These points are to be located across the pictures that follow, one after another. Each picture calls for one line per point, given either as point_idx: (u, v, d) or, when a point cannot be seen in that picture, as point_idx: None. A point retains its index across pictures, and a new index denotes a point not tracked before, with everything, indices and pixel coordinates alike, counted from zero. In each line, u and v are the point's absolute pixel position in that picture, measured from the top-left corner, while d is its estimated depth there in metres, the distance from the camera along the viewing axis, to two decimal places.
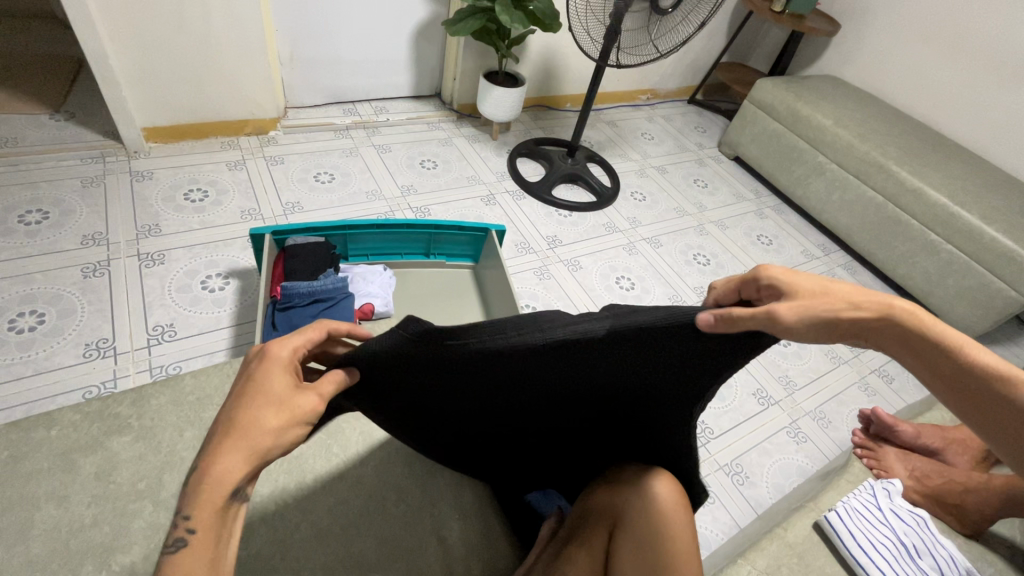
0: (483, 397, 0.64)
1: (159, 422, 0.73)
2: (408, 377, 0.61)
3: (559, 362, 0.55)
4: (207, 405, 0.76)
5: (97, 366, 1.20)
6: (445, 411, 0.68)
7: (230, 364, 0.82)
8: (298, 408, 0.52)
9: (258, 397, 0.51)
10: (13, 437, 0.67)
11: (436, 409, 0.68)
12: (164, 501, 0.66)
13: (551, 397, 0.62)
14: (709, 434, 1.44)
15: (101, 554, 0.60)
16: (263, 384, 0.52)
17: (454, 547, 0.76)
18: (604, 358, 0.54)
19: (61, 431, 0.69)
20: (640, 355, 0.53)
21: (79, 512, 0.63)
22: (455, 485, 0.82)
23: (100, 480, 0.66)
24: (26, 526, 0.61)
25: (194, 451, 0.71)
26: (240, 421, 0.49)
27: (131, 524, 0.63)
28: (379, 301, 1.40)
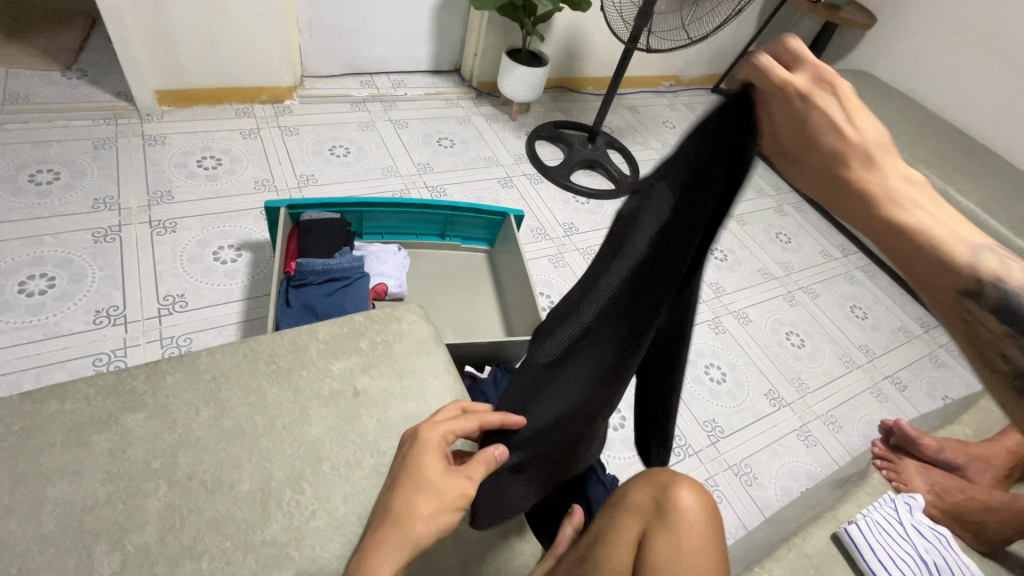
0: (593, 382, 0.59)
1: (174, 399, 0.71)
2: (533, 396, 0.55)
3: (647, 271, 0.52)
4: (222, 383, 0.74)
5: (107, 333, 1.19)
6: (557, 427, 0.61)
7: (246, 342, 0.80)
8: (446, 491, 0.60)
9: (415, 482, 0.61)
10: (26, 407, 0.66)
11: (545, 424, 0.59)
12: (178, 481, 0.65)
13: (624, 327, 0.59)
14: (719, 433, 1.43)
15: (115, 534, 0.59)
16: (419, 469, 0.62)
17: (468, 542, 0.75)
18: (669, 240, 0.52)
19: (74, 405, 0.67)
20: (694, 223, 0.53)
21: (93, 490, 0.62)
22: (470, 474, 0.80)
23: (113, 457, 0.64)
24: (39, 502, 0.60)
25: (210, 432, 0.69)
26: (398, 505, 0.60)
27: (145, 504, 0.62)
28: (392, 282, 1.38)
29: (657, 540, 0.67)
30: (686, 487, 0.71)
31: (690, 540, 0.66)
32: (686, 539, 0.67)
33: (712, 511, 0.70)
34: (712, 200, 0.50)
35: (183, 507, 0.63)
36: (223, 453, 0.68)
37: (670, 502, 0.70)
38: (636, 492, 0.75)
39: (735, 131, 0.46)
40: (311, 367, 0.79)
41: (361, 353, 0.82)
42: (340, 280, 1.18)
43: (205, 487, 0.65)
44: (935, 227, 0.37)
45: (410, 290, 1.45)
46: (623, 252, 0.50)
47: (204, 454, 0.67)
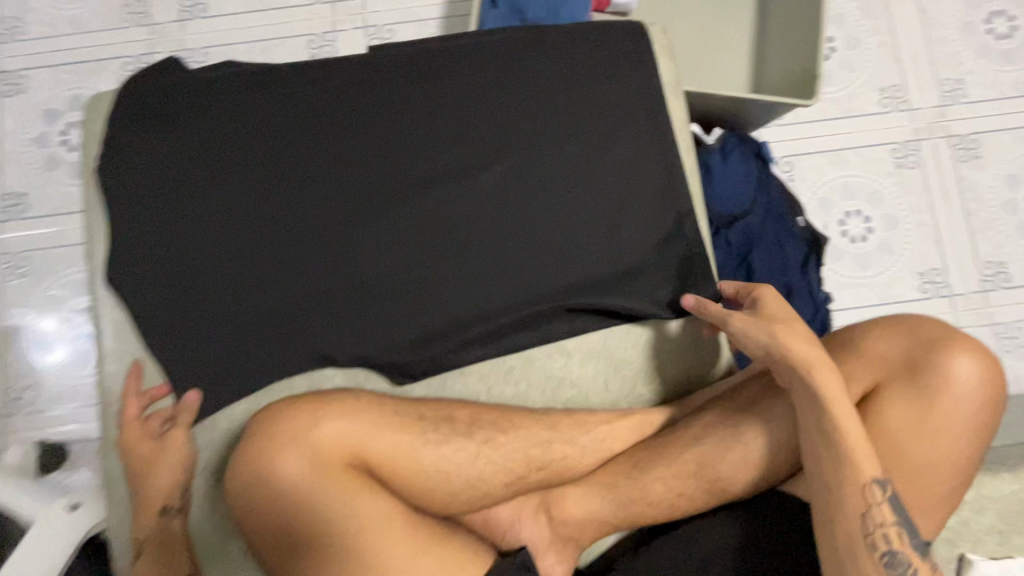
0: (198, 236, 0.63)
1: (383, 112, 0.66)
2: (129, 245, 0.63)
3: (166, 146, 0.64)
4: (427, 106, 0.66)
5: (318, 13, 1.12)
6: (180, 283, 0.63)
7: (454, 57, 0.67)
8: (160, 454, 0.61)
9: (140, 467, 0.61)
10: (255, 92, 0.65)
11: (167, 280, 0.63)
12: (387, 198, 0.64)
13: (217, 206, 0.63)
14: (1000, 281, 1.07)
15: (337, 231, 0.63)
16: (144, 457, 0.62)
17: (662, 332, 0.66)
18: (191, 135, 0.64)
19: (296, 98, 0.66)
20: (221, 122, 0.65)
21: (316, 187, 0.64)
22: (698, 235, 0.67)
23: (331, 160, 0.64)
24: (275, 185, 0.64)
25: (414, 158, 0.65)
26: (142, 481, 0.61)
27: (359, 211, 0.64)
28: None
29: (918, 410, 0.57)
30: (968, 351, 0.57)
31: (943, 424, 0.56)
32: (942, 422, 0.56)
33: (994, 393, 0.57)
34: (178, 82, 0.66)
35: (390, 226, 0.64)
36: (422, 181, 0.65)
37: (941, 369, 0.57)
38: (879, 342, 0.61)
39: (167, 61, 0.67)
40: (521, 106, 0.66)
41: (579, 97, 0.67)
42: None
43: (412, 212, 0.64)
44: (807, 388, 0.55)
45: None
46: (128, 162, 0.64)
47: (408, 176, 0.65)
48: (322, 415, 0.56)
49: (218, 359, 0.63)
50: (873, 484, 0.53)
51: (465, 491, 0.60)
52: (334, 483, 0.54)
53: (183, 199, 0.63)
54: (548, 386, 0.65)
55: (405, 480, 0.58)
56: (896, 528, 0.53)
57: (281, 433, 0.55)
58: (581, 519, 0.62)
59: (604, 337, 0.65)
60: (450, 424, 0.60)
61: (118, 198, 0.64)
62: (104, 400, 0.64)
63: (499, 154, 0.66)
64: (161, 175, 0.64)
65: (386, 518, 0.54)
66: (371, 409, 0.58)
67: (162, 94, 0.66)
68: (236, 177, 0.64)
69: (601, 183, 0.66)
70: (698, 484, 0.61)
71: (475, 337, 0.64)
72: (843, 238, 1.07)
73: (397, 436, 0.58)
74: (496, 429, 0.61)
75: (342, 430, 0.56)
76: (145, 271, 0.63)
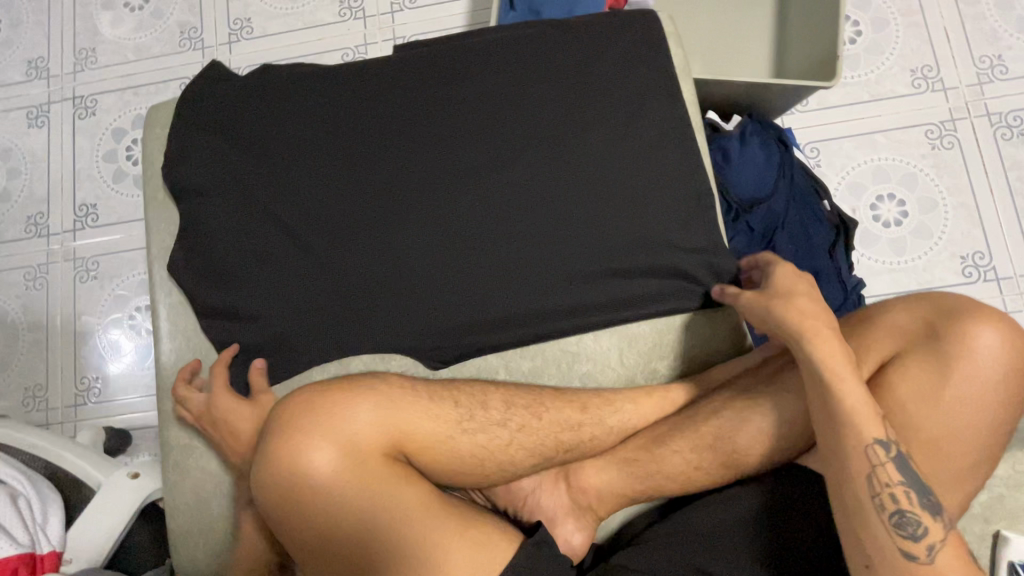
0: (246, 225, 0.69)
1: (411, 107, 0.70)
2: (188, 236, 0.69)
3: (218, 144, 0.70)
4: (451, 99, 0.70)
5: (351, 28, 1.19)
6: (232, 269, 0.68)
7: (475, 53, 0.71)
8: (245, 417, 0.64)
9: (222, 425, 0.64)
10: (294, 93, 0.71)
11: (220, 267, 0.68)
12: (416, 185, 0.68)
13: (265, 197, 0.69)
14: None
15: (372, 216, 0.68)
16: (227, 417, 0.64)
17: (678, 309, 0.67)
18: (241, 134, 0.70)
19: (330, 96, 0.71)
20: (267, 121, 0.70)
21: (352, 177, 0.69)
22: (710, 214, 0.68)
23: (365, 152, 0.69)
24: (315, 176, 0.69)
25: (440, 148, 0.69)
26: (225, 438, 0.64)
27: (392, 198, 0.68)
28: None
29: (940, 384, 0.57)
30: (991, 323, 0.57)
31: (964, 390, 0.56)
32: (959, 391, 0.56)
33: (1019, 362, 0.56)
34: (227, 87, 0.72)
35: (420, 210, 0.68)
36: (449, 168, 0.69)
37: (960, 338, 0.57)
38: (897, 312, 0.61)
39: (217, 68, 0.73)
40: (538, 96, 0.69)
41: (592, 85, 0.69)
42: None
43: (439, 198, 0.68)
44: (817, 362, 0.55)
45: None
46: (184, 160, 0.70)
47: (435, 164, 0.69)
48: (358, 404, 0.57)
49: (264, 339, 0.68)
50: (874, 443, 0.52)
51: (494, 471, 0.61)
52: (378, 476, 0.55)
53: (234, 192, 0.69)
54: (565, 361, 0.67)
55: (441, 461, 0.59)
56: (905, 488, 0.51)
57: (319, 425, 0.56)
58: (599, 491, 0.64)
59: (621, 313, 0.67)
60: (483, 412, 0.61)
61: (176, 194, 0.70)
62: (160, 378, 0.70)
63: (519, 141, 0.69)
64: (211, 168, 0.69)
65: (422, 501, 0.55)
66: (408, 397, 0.59)
67: (213, 98, 0.72)
68: (282, 170, 0.69)
69: (617, 165, 0.68)
70: (713, 456, 0.62)
71: (495, 315, 0.67)
72: (876, 223, 1.05)
73: (434, 425, 0.59)
74: (530, 414, 0.62)
75: (379, 421, 0.57)
76: (200, 256, 0.69)
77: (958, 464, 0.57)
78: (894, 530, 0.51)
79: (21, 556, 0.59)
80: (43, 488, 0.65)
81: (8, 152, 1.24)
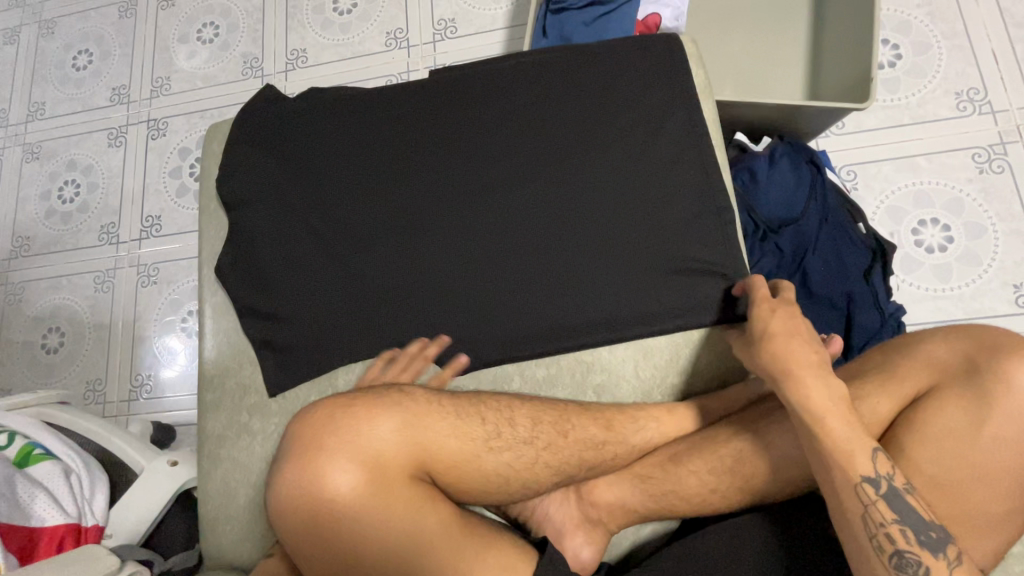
0: (287, 236, 0.74)
1: (443, 127, 0.74)
2: (237, 246, 0.75)
3: (268, 163, 0.76)
4: (481, 123, 0.74)
5: (396, 56, 1.28)
6: (274, 277, 0.73)
7: (503, 77, 0.75)
8: None
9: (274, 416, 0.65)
10: (336, 113, 0.77)
11: (264, 274, 0.73)
12: (446, 201, 0.72)
13: (308, 211, 0.74)
14: None
15: (404, 230, 0.72)
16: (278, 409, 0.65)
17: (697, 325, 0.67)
18: (289, 153, 0.76)
19: (369, 116, 0.76)
20: (312, 141, 0.76)
21: (387, 191, 0.73)
22: (732, 231, 0.68)
23: (399, 170, 0.73)
24: (353, 190, 0.74)
25: (469, 166, 0.72)
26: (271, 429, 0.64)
27: (422, 212, 0.72)
28: (668, 12, 0.99)
29: (976, 421, 0.53)
30: None
31: (1000, 431, 0.52)
32: (1000, 429, 0.52)
33: None
34: (277, 111, 0.78)
35: (450, 225, 0.71)
36: (477, 185, 0.72)
37: (1002, 370, 0.53)
38: (937, 339, 0.58)
39: (270, 95, 0.80)
40: (562, 116, 0.72)
41: (615, 106, 0.72)
42: (606, 6, 0.96)
43: (466, 213, 0.71)
44: (828, 398, 0.53)
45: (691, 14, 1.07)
46: (237, 176, 0.76)
47: (464, 181, 0.72)
48: (379, 420, 0.55)
49: (297, 342, 0.71)
50: (863, 481, 0.50)
51: (518, 492, 0.59)
52: (401, 500, 0.52)
53: (280, 206, 0.75)
54: (580, 371, 0.68)
55: (465, 482, 0.57)
56: (901, 526, 0.49)
57: (339, 442, 0.54)
58: (612, 507, 0.62)
59: (639, 326, 0.67)
60: (511, 430, 0.59)
61: (227, 206, 0.76)
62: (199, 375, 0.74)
63: (543, 159, 0.71)
64: (259, 184, 0.75)
65: (441, 537, 0.52)
66: (432, 414, 0.57)
67: (265, 121, 0.78)
68: (323, 186, 0.74)
69: (638, 183, 0.69)
70: (730, 479, 0.60)
71: (512, 325, 0.69)
72: (918, 249, 1.01)
73: (459, 442, 0.57)
74: (555, 432, 0.61)
75: (402, 438, 0.55)
76: (246, 264, 0.74)
77: (994, 508, 0.52)
78: (894, 571, 0.48)
79: (66, 525, 0.63)
80: (92, 467, 0.70)
81: (89, 168, 1.39)
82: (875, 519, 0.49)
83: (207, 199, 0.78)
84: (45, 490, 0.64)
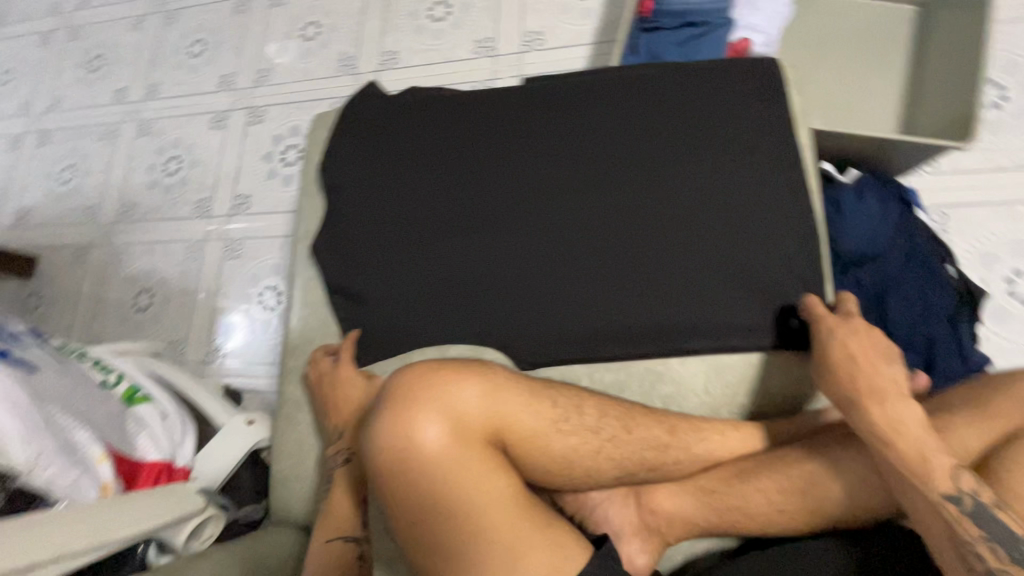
0: (379, 220, 0.78)
1: (534, 130, 0.77)
2: (333, 226, 0.80)
3: (368, 151, 0.81)
4: (572, 130, 0.76)
5: (483, 63, 1.33)
6: (364, 257, 0.78)
7: (597, 87, 0.78)
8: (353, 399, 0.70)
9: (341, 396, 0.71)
10: (434, 110, 0.81)
11: (354, 254, 0.78)
12: (532, 200, 0.75)
13: (401, 199, 0.78)
14: None
15: (489, 223, 0.75)
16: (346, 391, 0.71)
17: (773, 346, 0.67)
18: (388, 144, 0.81)
19: (465, 115, 0.80)
20: (409, 134, 0.81)
21: (476, 186, 0.77)
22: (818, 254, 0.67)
23: (490, 167, 0.77)
24: (444, 182, 0.78)
25: (557, 168, 0.75)
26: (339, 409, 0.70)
27: (508, 207, 0.75)
28: (759, 38, 0.98)
29: None
30: None
31: None
32: None
33: None
34: (380, 105, 0.84)
35: (534, 223, 0.74)
36: (562, 187, 0.74)
37: None
38: None
39: (374, 91, 0.86)
40: (652, 129, 0.74)
41: (706, 123, 0.73)
42: (698, 28, 0.97)
43: (549, 212, 0.74)
44: (903, 413, 0.51)
45: (785, 37, 1.06)
46: (338, 162, 0.82)
47: (551, 182, 0.75)
48: (461, 387, 0.57)
49: (379, 320, 0.76)
50: (945, 500, 0.47)
51: (579, 477, 0.61)
52: (475, 463, 0.54)
53: (375, 192, 0.80)
54: (648, 379, 0.69)
55: (530, 458, 0.59)
56: (993, 545, 0.45)
57: (432, 397, 0.56)
58: (671, 515, 0.62)
59: (713, 340, 0.67)
60: (578, 416, 0.61)
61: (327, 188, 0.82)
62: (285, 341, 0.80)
63: (630, 167, 0.73)
64: (357, 170, 0.81)
65: (506, 509, 0.53)
66: (509, 389, 0.59)
67: (368, 114, 0.84)
68: (417, 176, 0.79)
69: (724, 199, 0.70)
70: (800, 501, 0.58)
71: (585, 326, 0.70)
72: (1011, 297, 0.95)
73: (536, 420, 0.59)
74: (620, 426, 0.62)
75: (486, 404, 0.57)
76: (339, 243, 0.79)
77: None
78: None
79: (162, 462, 0.69)
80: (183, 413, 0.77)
81: (192, 147, 1.51)
82: (958, 537, 0.47)
83: (309, 181, 0.85)
84: (148, 428, 0.70)
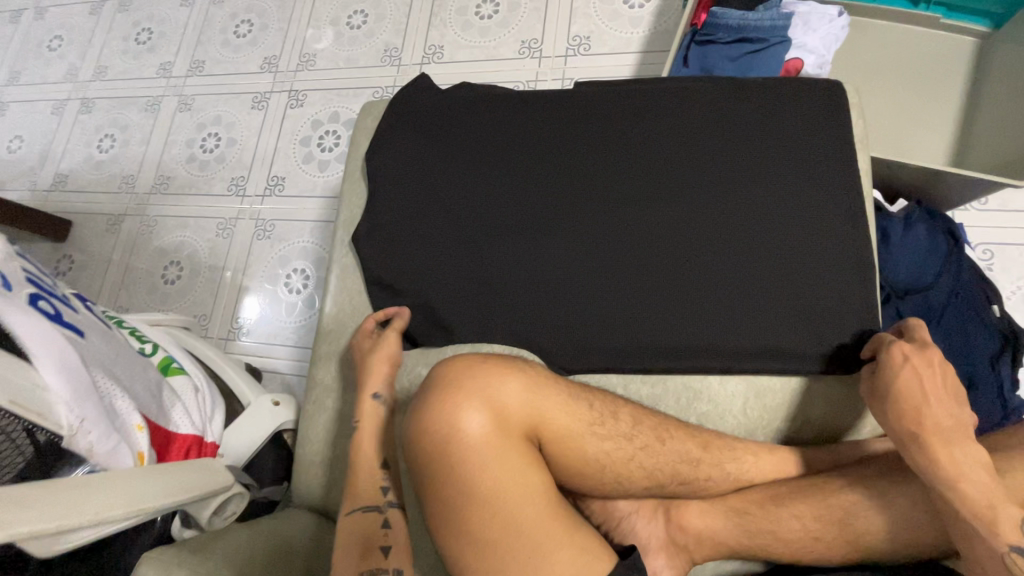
0: (423, 212, 0.78)
1: (586, 135, 0.77)
2: (375, 213, 0.80)
3: (417, 142, 0.81)
4: (624, 137, 0.76)
5: (527, 64, 1.33)
6: (406, 247, 0.78)
7: (651, 95, 0.77)
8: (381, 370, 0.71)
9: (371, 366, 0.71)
10: (485, 106, 0.81)
11: (396, 243, 0.78)
12: (579, 204, 0.74)
13: (447, 192, 0.78)
14: None
15: (534, 223, 0.75)
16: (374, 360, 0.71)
17: (816, 373, 0.65)
18: (437, 137, 0.81)
19: (517, 114, 0.80)
20: (460, 128, 0.81)
21: (523, 186, 0.76)
22: (868, 281, 0.66)
23: (539, 168, 0.77)
24: (492, 179, 0.78)
25: (606, 174, 0.75)
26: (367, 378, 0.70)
27: (555, 208, 0.75)
28: (812, 59, 0.97)
29: None
30: None
31: None
32: None
33: None
34: (432, 97, 0.84)
35: (579, 227, 0.73)
36: (611, 194, 0.74)
37: None
38: None
39: (426, 83, 0.86)
40: (706, 142, 0.73)
41: (762, 141, 0.72)
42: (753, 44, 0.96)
43: (596, 217, 0.73)
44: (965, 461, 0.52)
45: (839, 59, 1.04)
46: (386, 150, 0.82)
47: (600, 188, 0.74)
48: (501, 381, 0.57)
49: (416, 311, 0.76)
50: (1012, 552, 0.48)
51: (610, 484, 0.60)
52: (511, 460, 0.53)
53: (422, 184, 0.80)
54: (684, 395, 0.68)
55: (563, 461, 0.58)
56: None
57: (473, 387, 0.56)
58: (701, 534, 0.61)
59: (754, 360, 0.66)
60: (613, 421, 0.60)
61: (372, 175, 0.82)
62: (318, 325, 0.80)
63: (682, 178, 0.72)
64: (405, 160, 0.81)
65: (540, 509, 0.52)
66: (548, 388, 0.59)
67: (419, 105, 0.84)
68: (464, 170, 0.79)
69: (775, 219, 0.69)
70: (836, 531, 0.57)
71: (624, 335, 0.70)
72: None
73: (572, 420, 0.58)
74: (653, 435, 0.61)
75: (524, 402, 0.57)
76: (381, 232, 0.79)
77: None
78: None
79: (193, 435, 0.69)
80: (214, 390, 0.77)
81: (231, 125, 1.52)
82: None
83: (353, 167, 0.85)
84: (181, 401, 0.71)
